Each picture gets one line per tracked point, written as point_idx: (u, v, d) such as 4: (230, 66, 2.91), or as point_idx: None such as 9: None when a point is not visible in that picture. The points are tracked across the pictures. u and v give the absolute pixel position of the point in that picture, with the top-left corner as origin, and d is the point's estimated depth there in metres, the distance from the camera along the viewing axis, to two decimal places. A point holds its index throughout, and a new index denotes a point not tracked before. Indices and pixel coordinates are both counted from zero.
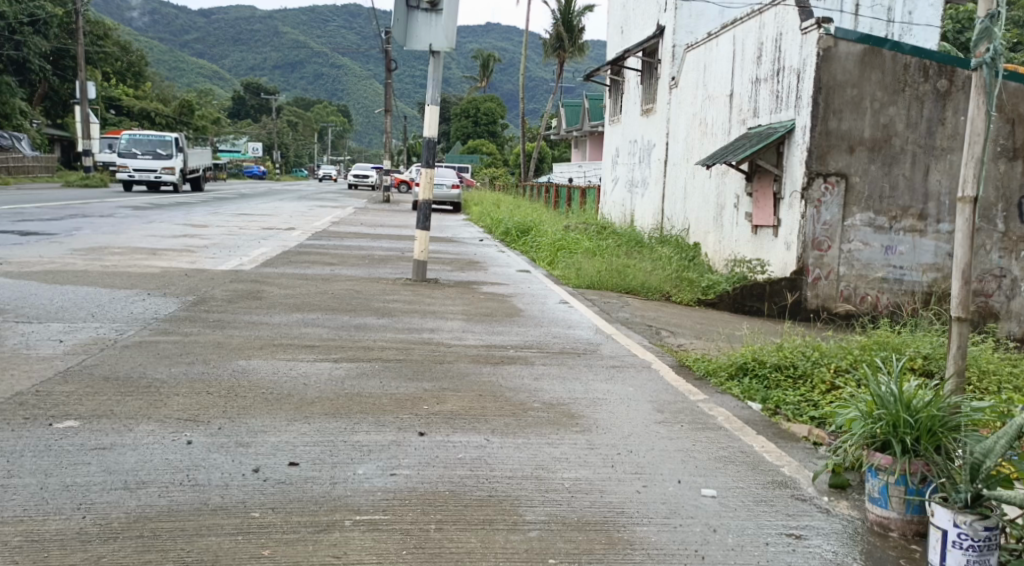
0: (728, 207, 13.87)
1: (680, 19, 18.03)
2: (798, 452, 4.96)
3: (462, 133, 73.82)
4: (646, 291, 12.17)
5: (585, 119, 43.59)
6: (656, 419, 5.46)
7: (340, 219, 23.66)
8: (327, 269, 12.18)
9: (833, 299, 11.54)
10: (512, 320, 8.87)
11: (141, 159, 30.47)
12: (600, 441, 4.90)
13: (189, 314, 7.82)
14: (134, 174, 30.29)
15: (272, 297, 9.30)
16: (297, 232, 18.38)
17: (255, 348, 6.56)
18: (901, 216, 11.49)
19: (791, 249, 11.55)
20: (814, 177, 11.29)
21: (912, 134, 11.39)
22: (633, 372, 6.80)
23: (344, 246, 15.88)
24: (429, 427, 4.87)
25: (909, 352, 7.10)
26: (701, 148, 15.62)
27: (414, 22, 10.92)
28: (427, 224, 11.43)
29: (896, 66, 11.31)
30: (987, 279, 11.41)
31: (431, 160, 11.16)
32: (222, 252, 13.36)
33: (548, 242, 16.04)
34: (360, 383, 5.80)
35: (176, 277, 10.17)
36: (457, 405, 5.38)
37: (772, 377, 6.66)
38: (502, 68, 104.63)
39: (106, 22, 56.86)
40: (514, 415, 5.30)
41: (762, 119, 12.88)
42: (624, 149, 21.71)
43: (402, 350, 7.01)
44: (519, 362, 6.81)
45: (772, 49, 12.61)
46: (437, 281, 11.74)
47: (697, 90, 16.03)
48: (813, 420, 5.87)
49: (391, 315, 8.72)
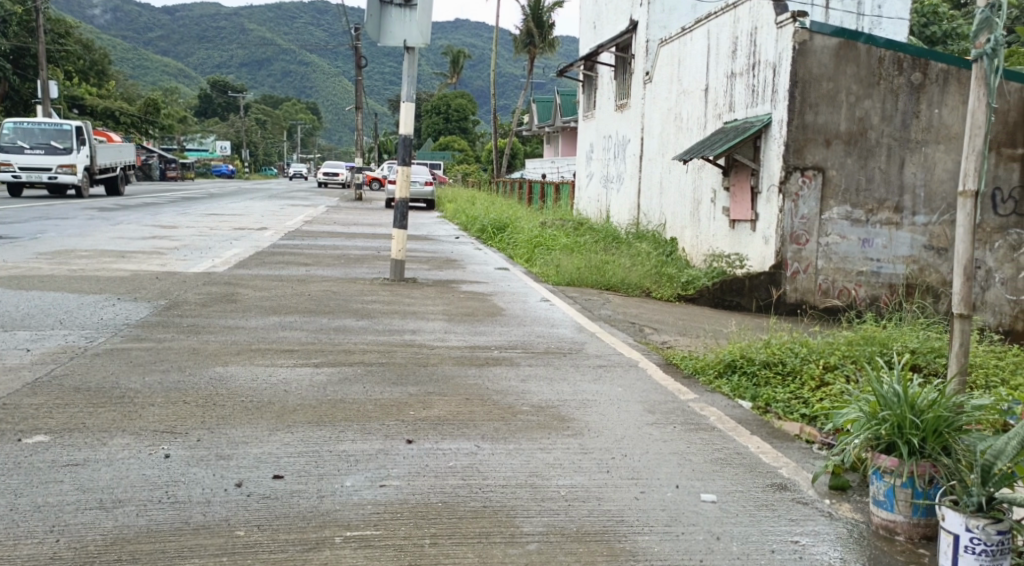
0: (705, 202, 13.80)
1: (653, 14, 17.96)
2: (795, 453, 4.86)
3: (433, 129, 73.40)
4: (626, 287, 12.06)
5: (557, 115, 43.50)
6: (647, 421, 5.34)
7: (312, 218, 23.38)
8: (302, 270, 11.96)
9: (811, 293, 11.50)
10: (494, 319, 8.73)
11: (34, 156, 25.48)
12: (593, 445, 4.78)
13: (161, 319, 7.59)
14: (27, 173, 25.37)
15: (247, 300, 9.09)
16: (269, 232, 18.11)
17: (232, 354, 6.37)
18: (877, 209, 11.47)
19: (769, 243, 11.49)
20: (791, 171, 11.24)
21: (887, 127, 11.38)
22: (620, 372, 6.67)
23: (318, 246, 15.66)
24: (417, 434, 4.71)
25: (896, 347, 7.04)
26: (676, 143, 15.56)
27: (388, 18, 10.74)
28: (404, 223, 11.26)
29: (871, 59, 11.28)
30: None
31: (407, 157, 10.98)
32: (193, 254, 13.08)
33: (524, 239, 15.91)
34: (342, 389, 5.63)
35: (146, 281, 9.91)
36: (444, 410, 5.24)
37: (761, 374, 6.56)
38: (471, 64, 104.28)
39: (67, 20, 55.92)
40: (503, 419, 5.16)
41: (738, 113, 12.82)
42: (598, 144, 21.62)
43: (384, 353, 6.85)
44: (504, 364, 6.67)
45: (748, 42, 12.54)
46: (415, 280, 11.57)
47: (672, 84, 15.95)
48: (805, 417, 5.78)
49: (371, 317, 8.54)
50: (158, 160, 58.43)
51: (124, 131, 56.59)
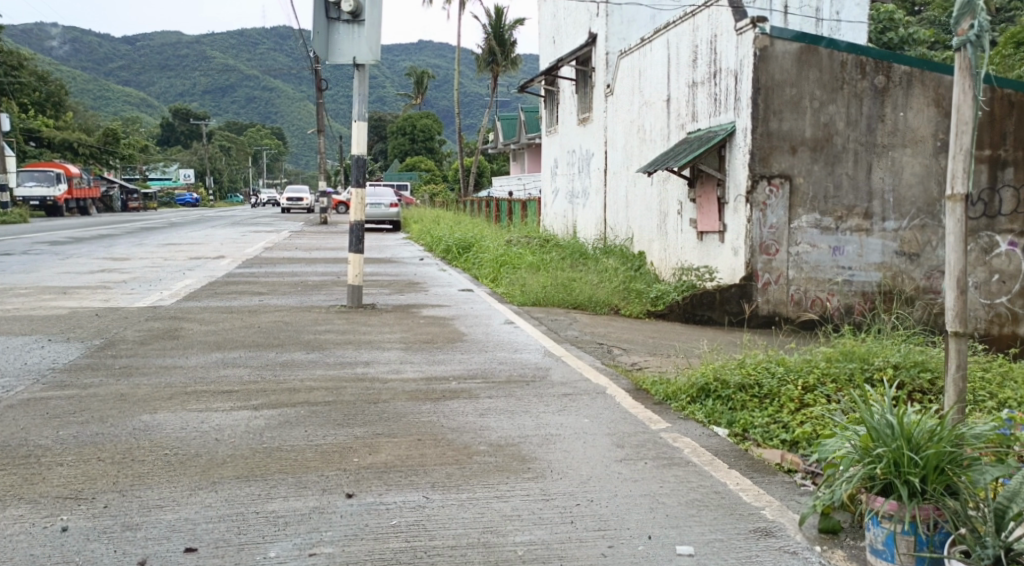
0: (671, 214, 13.44)
1: (612, 26, 17.61)
2: (778, 489, 4.41)
3: (400, 150, 72.87)
4: (594, 305, 11.55)
5: (522, 131, 43.20)
6: (616, 457, 4.88)
7: (273, 244, 22.81)
8: (255, 300, 11.42)
9: (783, 304, 11.13)
10: (455, 346, 8.24)
11: None
12: (556, 489, 4.31)
13: (91, 361, 7.07)
14: None
15: (190, 335, 8.55)
16: (226, 260, 17.53)
17: (162, 399, 5.88)
18: (846, 216, 11.13)
19: (738, 254, 11.11)
20: (758, 180, 10.90)
21: (853, 132, 11.07)
22: (587, 400, 6.19)
23: (275, 273, 15.11)
24: (358, 486, 4.25)
25: (879, 363, 6.65)
26: (640, 154, 15.19)
27: (336, 35, 10.28)
28: (360, 246, 10.76)
29: (833, 64, 10.98)
30: (935, 276, 11.34)
31: (361, 178, 10.47)
32: (140, 287, 12.48)
33: (489, 258, 15.45)
34: (280, 434, 5.14)
35: (83, 318, 9.34)
36: (392, 455, 4.77)
37: (736, 398, 6.11)
38: (436, 84, 104.04)
39: (20, 51, 55.09)
40: (457, 463, 4.67)
41: (701, 123, 12.47)
42: (563, 159, 21.21)
43: (331, 390, 6.32)
44: (462, 397, 6.18)
45: (708, 51, 12.21)
46: (375, 306, 11.07)
47: (633, 96, 15.60)
48: (785, 443, 5.41)
49: (322, 348, 8.02)
50: (119, 191, 57.49)
51: (83, 161, 55.55)
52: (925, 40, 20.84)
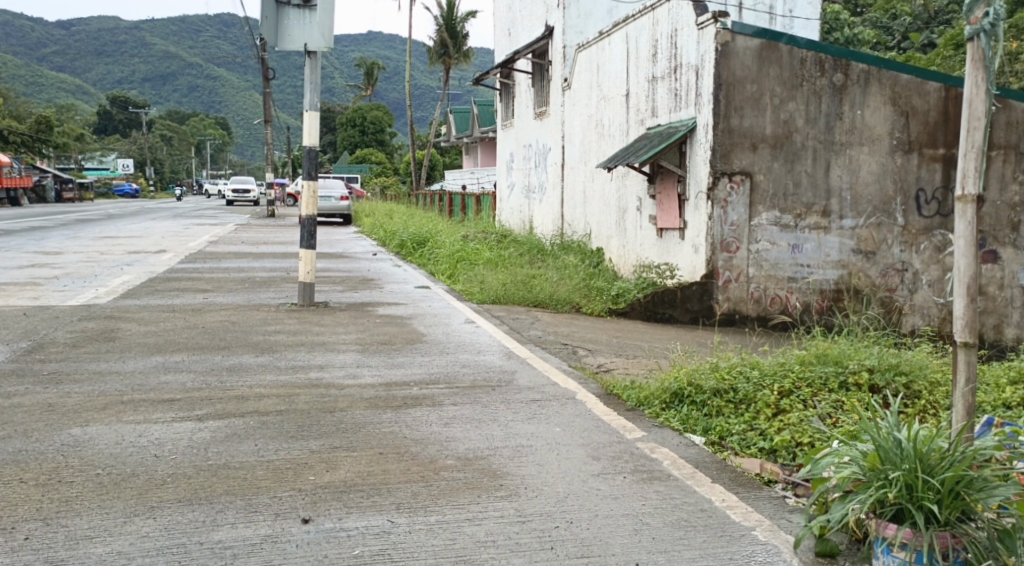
0: (631, 209, 13.21)
1: (569, 19, 17.27)
2: (766, 506, 4.16)
3: (349, 142, 71.89)
4: (555, 303, 11.23)
5: (475, 125, 42.73)
6: (593, 471, 4.58)
7: (219, 238, 22.15)
8: (199, 297, 10.96)
9: (743, 302, 10.95)
10: (414, 348, 7.87)
11: None
12: (531, 508, 4.01)
13: (18, 367, 6.76)
14: None
15: (128, 337, 8.08)
16: (168, 255, 16.93)
17: (96, 410, 5.57)
18: (806, 213, 10.98)
19: (699, 251, 10.92)
20: (718, 176, 10.71)
21: (812, 130, 10.91)
22: (556, 406, 5.90)
23: (221, 268, 14.57)
24: (314, 509, 3.94)
25: (854, 366, 6.45)
26: (598, 149, 14.93)
27: (287, 20, 9.82)
28: (312, 242, 10.32)
29: (793, 60, 10.80)
30: (890, 274, 11.21)
31: (313, 171, 9.99)
32: (76, 284, 11.92)
33: (445, 254, 15.09)
34: (228, 449, 4.82)
35: (13, 319, 8.88)
36: (352, 472, 4.44)
37: (711, 403, 5.86)
38: (387, 75, 103.01)
39: None
40: (423, 480, 4.35)
41: (661, 119, 12.25)
42: (519, 153, 20.87)
43: (283, 398, 5.93)
44: (424, 404, 5.83)
45: (668, 45, 11.99)
46: (327, 304, 10.66)
47: (592, 90, 15.33)
48: (763, 451, 5.17)
49: (272, 351, 7.60)
50: (54, 181, 55.86)
51: (14, 150, 54.10)
52: (871, 40, 20.88)
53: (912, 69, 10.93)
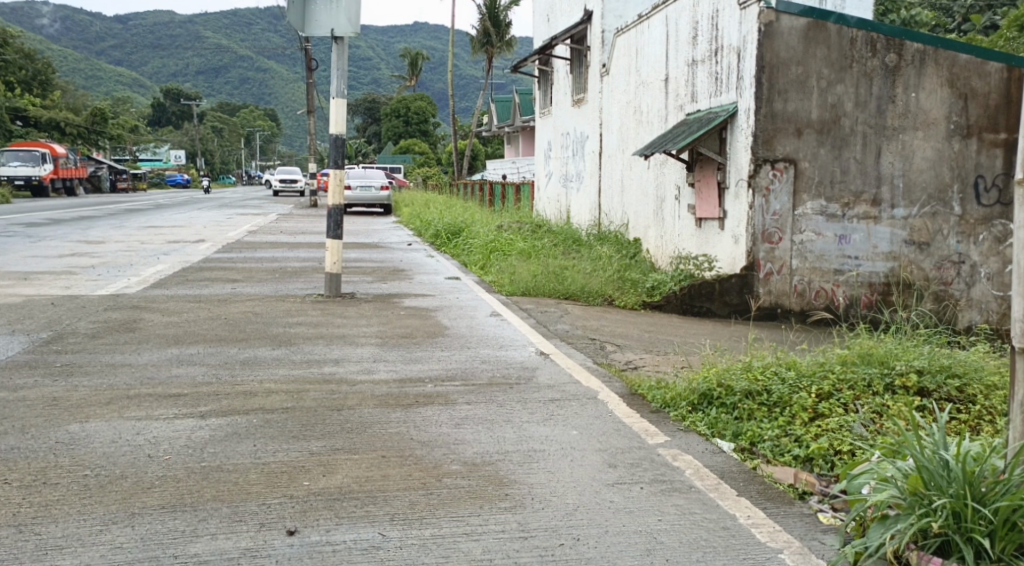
0: (669, 199, 12.79)
1: (608, 2, 16.77)
2: (796, 525, 3.80)
3: (394, 132, 71.94)
4: (586, 296, 10.88)
5: (517, 114, 42.36)
6: (608, 480, 4.24)
7: (257, 227, 22.12)
8: (228, 288, 10.79)
9: (786, 295, 10.49)
10: (434, 342, 7.58)
11: None
12: (536, 523, 3.69)
13: (31, 358, 6.58)
14: None
15: (149, 327, 7.91)
16: (205, 244, 16.86)
17: (99, 404, 5.35)
18: (854, 203, 10.47)
19: (739, 243, 10.48)
20: (760, 163, 10.25)
21: (862, 114, 10.39)
22: (576, 407, 5.57)
23: (255, 258, 14.45)
24: (303, 519, 3.64)
25: (901, 367, 6.02)
26: (636, 137, 14.51)
27: (314, 5, 9.61)
28: (338, 232, 10.08)
29: (842, 40, 10.29)
30: (946, 267, 10.66)
31: (340, 160, 9.74)
32: (108, 273, 11.83)
33: (479, 244, 14.81)
34: (225, 450, 4.49)
35: (38, 308, 8.75)
36: (351, 477, 4.16)
37: (742, 406, 5.48)
38: (432, 65, 103.04)
39: (7, 28, 54.17)
40: (423, 488, 4.05)
41: (701, 104, 11.78)
42: (557, 141, 20.47)
43: (292, 395, 5.67)
44: (437, 403, 5.53)
45: (709, 26, 11.52)
46: (355, 296, 10.43)
47: (630, 75, 14.89)
48: (798, 460, 4.79)
49: (290, 344, 7.36)
50: (107, 171, 56.78)
51: (70, 141, 54.80)
52: (929, 22, 19.99)
53: (972, 48, 10.33)
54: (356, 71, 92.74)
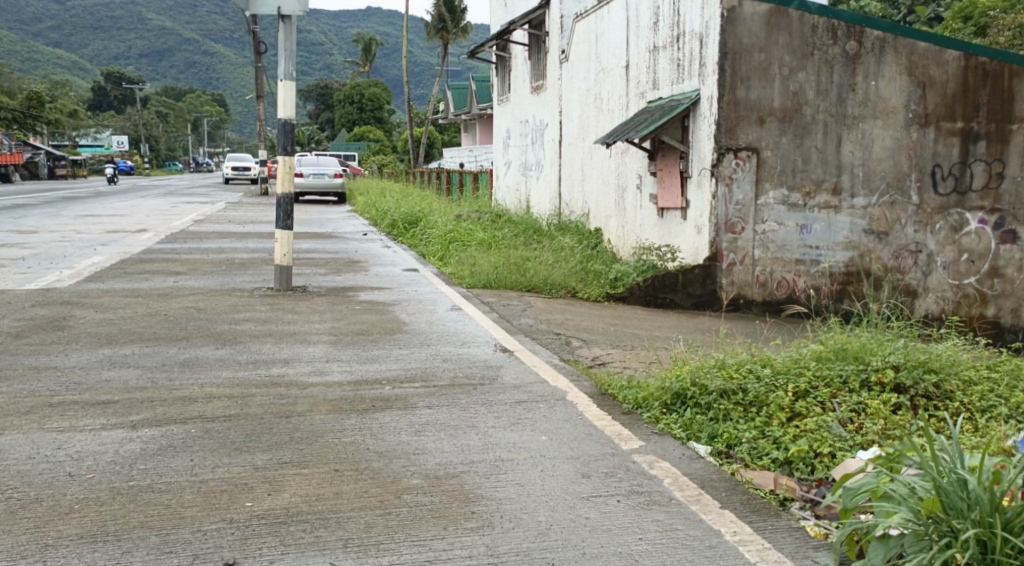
0: (631, 188, 12.48)
1: None
2: (785, 541, 3.49)
3: (347, 119, 70.87)
4: (549, 287, 10.53)
5: (473, 101, 41.84)
6: (582, 493, 3.90)
7: (205, 216, 21.37)
8: (169, 281, 10.24)
9: (748, 285, 10.27)
10: (392, 339, 7.17)
11: None
12: (505, 546, 3.33)
13: None
14: None
15: (80, 326, 7.37)
16: (148, 234, 16.17)
17: (18, 414, 4.86)
18: (815, 192, 10.26)
19: (702, 232, 10.22)
20: (723, 152, 9.99)
21: (823, 102, 10.17)
22: (544, 409, 5.22)
23: (200, 249, 13.86)
24: (242, 549, 3.24)
25: (877, 362, 5.74)
26: (597, 125, 14.19)
27: None
28: (289, 222, 9.58)
29: (803, 27, 10.05)
30: (904, 256, 10.48)
31: (288, 146, 9.22)
32: (40, 265, 11.17)
33: (437, 234, 14.39)
34: (157, 466, 4.06)
35: None
36: (300, 495, 3.77)
37: (717, 406, 5.17)
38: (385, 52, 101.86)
39: None
40: (380, 507, 3.67)
41: (662, 91, 11.48)
42: (516, 129, 20.08)
43: (236, 400, 5.23)
44: (395, 408, 5.15)
45: (670, 11, 11.21)
46: (306, 289, 9.95)
47: (590, 61, 14.54)
48: (777, 463, 4.49)
49: (235, 343, 6.89)
50: (46, 157, 55.04)
51: (6, 125, 52.77)
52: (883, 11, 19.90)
53: (930, 37, 10.15)
54: (308, 56, 91.22)
